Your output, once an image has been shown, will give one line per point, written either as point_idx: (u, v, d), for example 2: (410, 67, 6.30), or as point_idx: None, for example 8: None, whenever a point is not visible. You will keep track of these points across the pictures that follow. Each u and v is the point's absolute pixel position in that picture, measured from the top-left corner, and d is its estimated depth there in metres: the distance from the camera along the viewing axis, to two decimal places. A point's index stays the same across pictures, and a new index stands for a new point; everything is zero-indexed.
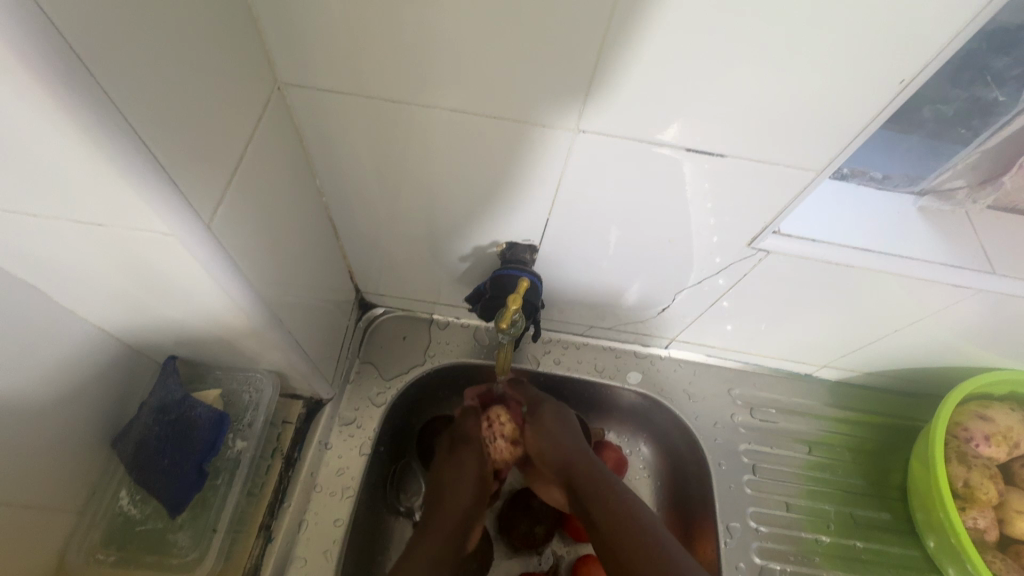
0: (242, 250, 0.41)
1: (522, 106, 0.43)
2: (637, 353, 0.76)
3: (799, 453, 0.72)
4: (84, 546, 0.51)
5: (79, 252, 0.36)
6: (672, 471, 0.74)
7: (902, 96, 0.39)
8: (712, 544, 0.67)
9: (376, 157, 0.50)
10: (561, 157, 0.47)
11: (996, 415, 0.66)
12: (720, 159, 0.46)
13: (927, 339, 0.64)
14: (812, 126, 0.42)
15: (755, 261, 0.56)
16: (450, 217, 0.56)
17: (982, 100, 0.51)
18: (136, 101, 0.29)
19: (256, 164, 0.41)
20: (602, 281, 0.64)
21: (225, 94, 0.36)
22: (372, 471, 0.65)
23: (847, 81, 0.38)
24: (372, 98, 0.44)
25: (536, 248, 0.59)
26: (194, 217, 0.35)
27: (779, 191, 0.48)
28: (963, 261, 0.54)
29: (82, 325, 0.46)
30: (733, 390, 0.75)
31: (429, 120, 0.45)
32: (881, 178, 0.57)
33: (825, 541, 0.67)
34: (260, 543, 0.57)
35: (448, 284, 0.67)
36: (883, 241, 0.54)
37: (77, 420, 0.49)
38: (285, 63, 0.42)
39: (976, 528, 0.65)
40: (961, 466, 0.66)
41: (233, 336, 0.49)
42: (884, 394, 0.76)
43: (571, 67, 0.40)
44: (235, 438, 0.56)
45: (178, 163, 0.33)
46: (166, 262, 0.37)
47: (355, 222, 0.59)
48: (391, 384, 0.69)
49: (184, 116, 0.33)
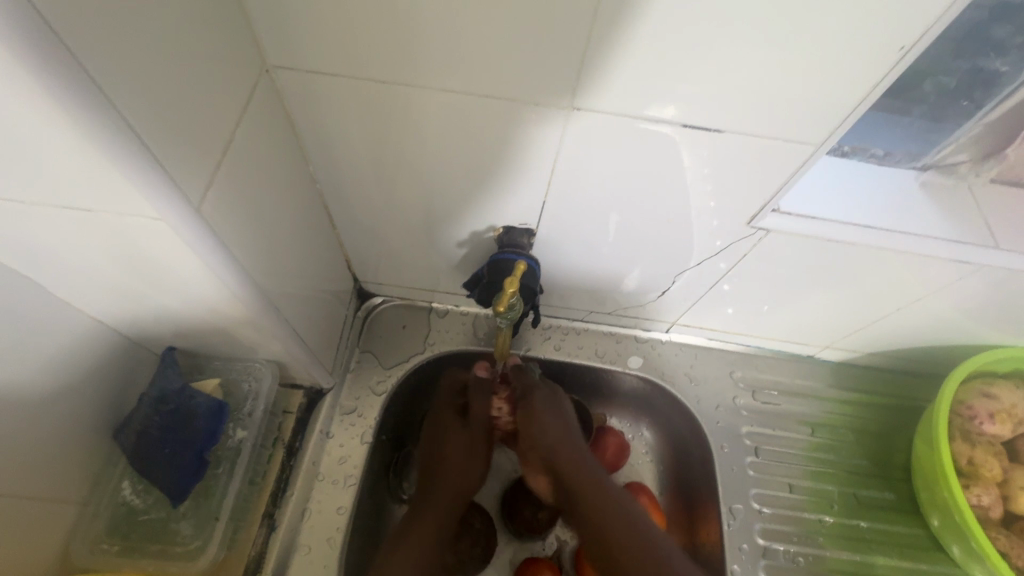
0: (237, 237, 0.41)
1: (514, 84, 0.42)
2: (637, 338, 0.76)
3: (802, 434, 0.72)
4: (89, 537, 0.51)
5: (70, 242, 0.36)
6: (675, 455, 0.74)
7: (903, 64, 0.38)
8: (716, 527, 0.67)
9: (369, 141, 0.49)
10: (555, 139, 0.47)
11: (1000, 392, 0.66)
12: (717, 136, 0.45)
13: (930, 317, 0.63)
14: (812, 99, 0.41)
15: (755, 241, 0.55)
16: (445, 201, 0.55)
17: (984, 71, 0.50)
18: (119, 82, 0.28)
19: (246, 149, 0.41)
20: (601, 265, 0.63)
21: (212, 75, 0.36)
22: (374, 458, 0.65)
23: (847, 50, 0.37)
24: (361, 80, 0.43)
25: (534, 232, 0.58)
26: (186, 202, 0.34)
27: (779, 168, 0.47)
28: (966, 236, 0.53)
29: (78, 317, 0.46)
30: (735, 373, 0.75)
31: (421, 101, 0.44)
32: (883, 155, 0.56)
33: (828, 521, 0.67)
34: (264, 531, 0.57)
35: (446, 271, 0.67)
36: (885, 219, 0.53)
37: (78, 412, 0.49)
38: (273, 46, 0.41)
39: (981, 506, 0.64)
40: (965, 443, 0.65)
41: (231, 326, 0.49)
42: (888, 374, 0.76)
43: (564, 43, 0.39)
44: (236, 427, 0.56)
45: (165, 147, 0.32)
46: (157, 249, 0.37)
47: (351, 210, 0.58)
48: (391, 373, 0.69)
49: (169, 95, 0.32)
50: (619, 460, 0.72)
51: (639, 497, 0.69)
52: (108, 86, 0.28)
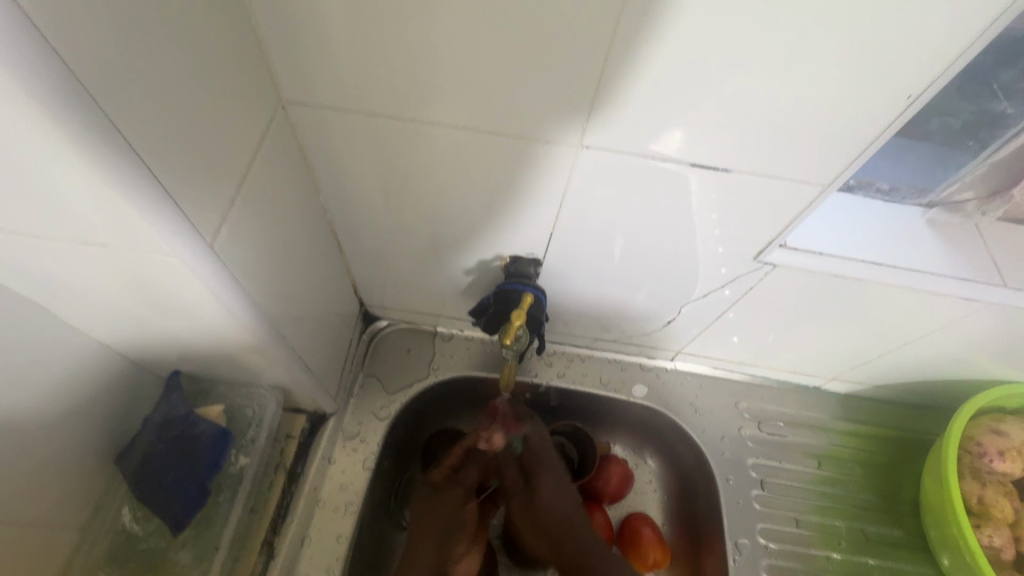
0: (247, 267, 0.41)
1: (525, 121, 0.43)
2: (642, 365, 0.75)
3: (808, 467, 0.71)
4: (86, 564, 0.51)
5: (82, 272, 0.37)
6: (679, 485, 0.73)
7: (911, 109, 0.38)
8: (721, 560, 0.66)
9: (378, 172, 0.50)
10: (563, 175, 0.47)
11: (1010, 429, 0.65)
12: (724, 173, 0.46)
13: (937, 352, 0.63)
14: (819, 141, 0.41)
15: (762, 274, 0.56)
16: (453, 230, 0.55)
17: (990, 112, 0.51)
18: (139, 123, 0.29)
19: (260, 181, 0.41)
20: (607, 294, 0.63)
21: (229, 112, 0.36)
22: (376, 485, 0.65)
23: (853, 96, 0.38)
24: (374, 115, 0.44)
25: (541, 262, 0.58)
26: (197, 236, 0.35)
27: (787, 203, 0.47)
28: (973, 274, 0.53)
29: (86, 341, 0.46)
30: (740, 403, 0.74)
31: (433, 136, 0.45)
32: (888, 189, 0.56)
33: (836, 558, 0.66)
34: (262, 560, 0.56)
35: (452, 297, 0.67)
36: (892, 254, 0.53)
37: (80, 436, 0.49)
38: (288, 82, 0.42)
39: (991, 547, 0.63)
40: (975, 481, 0.64)
41: (238, 352, 0.49)
42: (896, 407, 0.75)
43: (575, 83, 0.40)
44: (238, 454, 0.56)
45: (181, 185, 0.32)
46: (167, 280, 0.37)
47: (359, 235, 0.59)
48: (394, 398, 0.69)
49: (184, 130, 0.32)
50: (622, 490, 0.71)
51: (643, 529, 0.68)
52: (120, 120, 0.28)
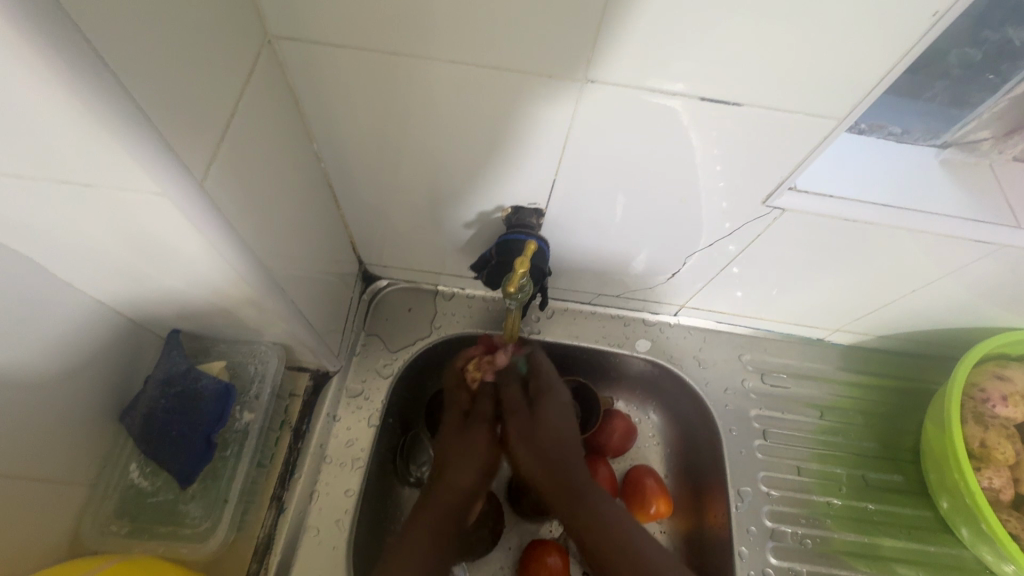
0: (239, 216, 0.40)
1: (525, 55, 0.40)
2: (645, 321, 0.75)
3: (811, 417, 0.72)
4: (97, 518, 0.51)
5: (71, 221, 0.36)
6: (682, 438, 0.75)
7: (937, 28, 0.36)
8: (723, 508, 0.67)
9: (374, 117, 0.48)
10: (566, 114, 0.45)
11: (1014, 374, 0.65)
12: (736, 108, 0.43)
13: (944, 300, 0.62)
14: (833, 73, 0.39)
15: (769, 221, 0.54)
16: (451, 178, 0.54)
17: (1011, 43, 0.48)
18: (116, 48, 0.27)
19: (248, 123, 0.39)
20: (610, 247, 0.62)
21: (212, 47, 0.34)
22: (382, 441, 0.65)
23: (873, 19, 0.36)
24: (366, 51, 0.42)
25: (543, 212, 0.57)
26: (188, 175, 0.33)
27: (797, 142, 0.45)
28: (987, 216, 0.52)
29: (82, 298, 0.45)
30: (743, 355, 0.74)
31: (430, 73, 0.43)
32: (901, 132, 0.55)
33: (836, 504, 0.67)
34: (272, 514, 0.58)
35: (451, 253, 0.66)
36: (903, 197, 0.52)
37: (84, 394, 0.49)
38: (275, 15, 0.40)
39: (991, 488, 0.64)
40: (977, 426, 0.65)
41: (235, 308, 0.48)
42: (897, 357, 0.75)
43: (579, 10, 0.37)
44: (243, 410, 0.56)
45: (165, 119, 0.31)
46: (159, 227, 0.36)
47: (356, 189, 0.57)
48: (397, 356, 0.69)
49: (162, 56, 0.30)
50: (625, 444, 0.71)
51: (645, 480, 0.69)
52: (100, 43, 0.26)
